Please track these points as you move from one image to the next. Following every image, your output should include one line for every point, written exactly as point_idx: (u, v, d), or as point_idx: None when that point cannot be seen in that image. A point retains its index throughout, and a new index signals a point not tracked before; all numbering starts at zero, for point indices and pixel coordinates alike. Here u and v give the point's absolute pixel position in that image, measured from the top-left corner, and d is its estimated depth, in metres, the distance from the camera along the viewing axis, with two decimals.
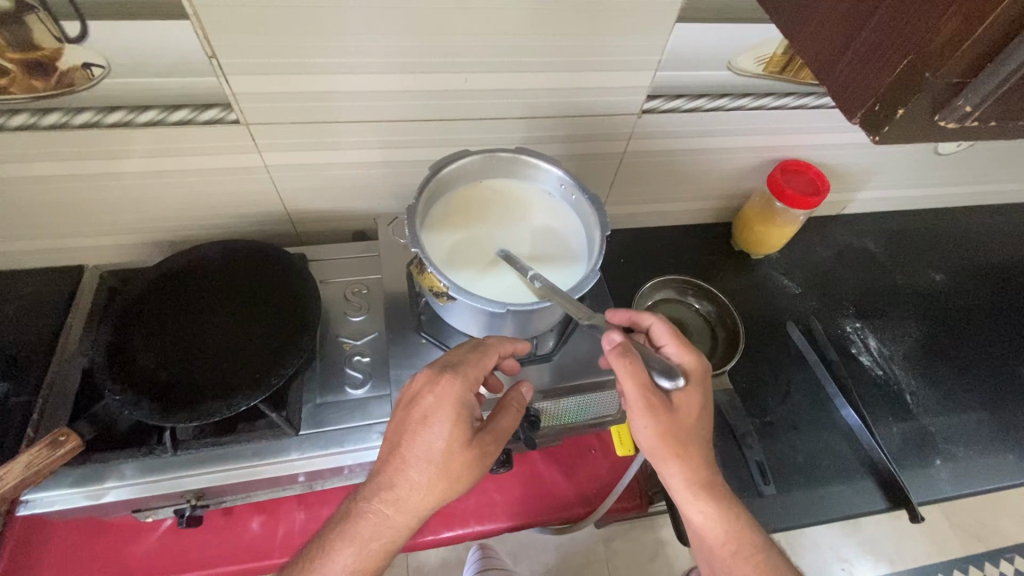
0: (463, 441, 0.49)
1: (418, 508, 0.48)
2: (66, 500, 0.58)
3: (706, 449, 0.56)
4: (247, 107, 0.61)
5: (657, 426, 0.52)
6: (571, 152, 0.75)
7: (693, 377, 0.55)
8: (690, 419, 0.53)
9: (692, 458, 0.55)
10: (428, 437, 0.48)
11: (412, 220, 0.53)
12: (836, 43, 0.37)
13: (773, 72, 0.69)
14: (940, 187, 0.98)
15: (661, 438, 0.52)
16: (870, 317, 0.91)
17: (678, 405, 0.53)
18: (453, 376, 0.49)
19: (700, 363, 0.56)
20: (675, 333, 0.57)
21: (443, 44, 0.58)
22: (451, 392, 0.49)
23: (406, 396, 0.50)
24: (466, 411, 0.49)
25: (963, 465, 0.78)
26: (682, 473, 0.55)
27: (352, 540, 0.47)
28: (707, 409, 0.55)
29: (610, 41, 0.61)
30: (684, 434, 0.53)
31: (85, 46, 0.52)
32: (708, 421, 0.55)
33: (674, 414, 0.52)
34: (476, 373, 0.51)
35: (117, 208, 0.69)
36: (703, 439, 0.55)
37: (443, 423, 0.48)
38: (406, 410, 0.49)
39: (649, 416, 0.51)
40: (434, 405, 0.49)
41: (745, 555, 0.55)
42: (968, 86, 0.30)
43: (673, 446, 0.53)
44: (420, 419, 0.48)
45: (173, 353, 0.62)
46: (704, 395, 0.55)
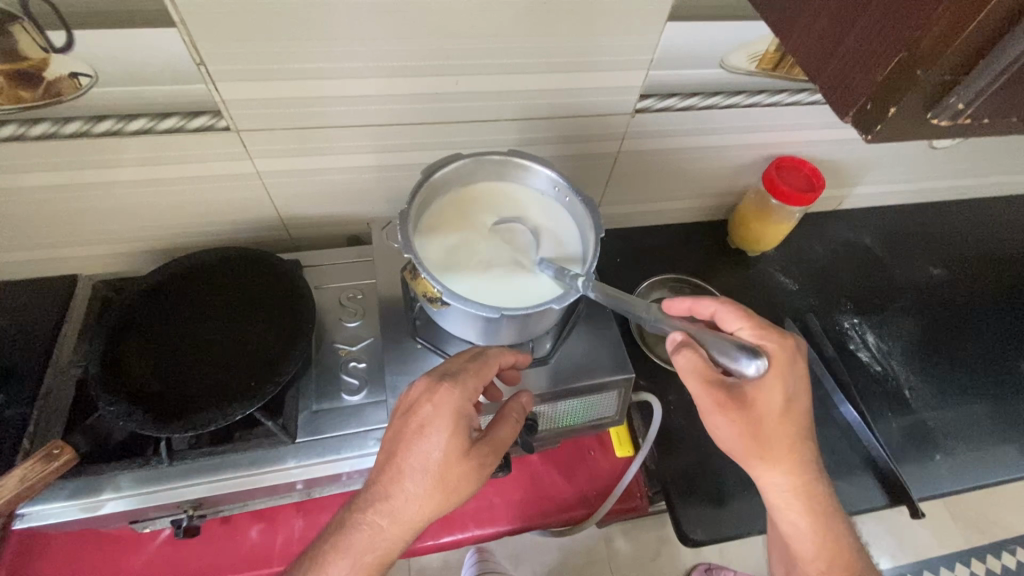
0: (461, 451, 0.48)
1: (414, 520, 0.48)
2: (61, 513, 0.57)
3: (799, 444, 0.52)
4: (237, 114, 0.60)
5: (737, 423, 0.51)
6: (565, 153, 0.75)
7: (777, 365, 0.51)
8: (772, 415, 0.51)
9: (782, 456, 0.52)
10: (426, 446, 0.48)
11: (405, 226, 0.53)
12: (827, 39, 0.37)
13: (766, 69, 0.69)
14: (937, 180, 0.98)
15: (743, 435, 0.51)
16: (868, 312, 0.90)
17: (757, 399, 0.51)
18: (451, 385, 0.49)
19: (786, 348, 0.52)
20: (752, 319, 0.55)
21: (433, 47, 0.58)
22: (450, 401, 0.49)
23: (404, 404, 0.50)
24: (463, 421, 0.49)
25: (963, 459, 0.78)
26: (771, 472, 0.52)
27: (347, 551, 0.47)
28: (797, 398, 0.52)
29: (602, 40, 0.61)
30: (768, 431, 0.51)
31: (72, 56, 0.52)
32: (801, 413, 0.52)
33: (753, 409, 0.51)
34: (475, 382, 0.51)
35: (109, 217, 0.68)
36: (795, 437, 0.52)
37: (440, 433, 0.48)
38: (403, 419, 0.49)
39: (723, 414, 0.51)
40: (432, 414, 0.48)
41: (831, 556, 0.54)
42: (959, 84, 0.30)
43: (756, 443, 0.52)
44: (417, 428, 0.48)
45: (167, 364, 0.61)
46: (791, 384, 0.51)
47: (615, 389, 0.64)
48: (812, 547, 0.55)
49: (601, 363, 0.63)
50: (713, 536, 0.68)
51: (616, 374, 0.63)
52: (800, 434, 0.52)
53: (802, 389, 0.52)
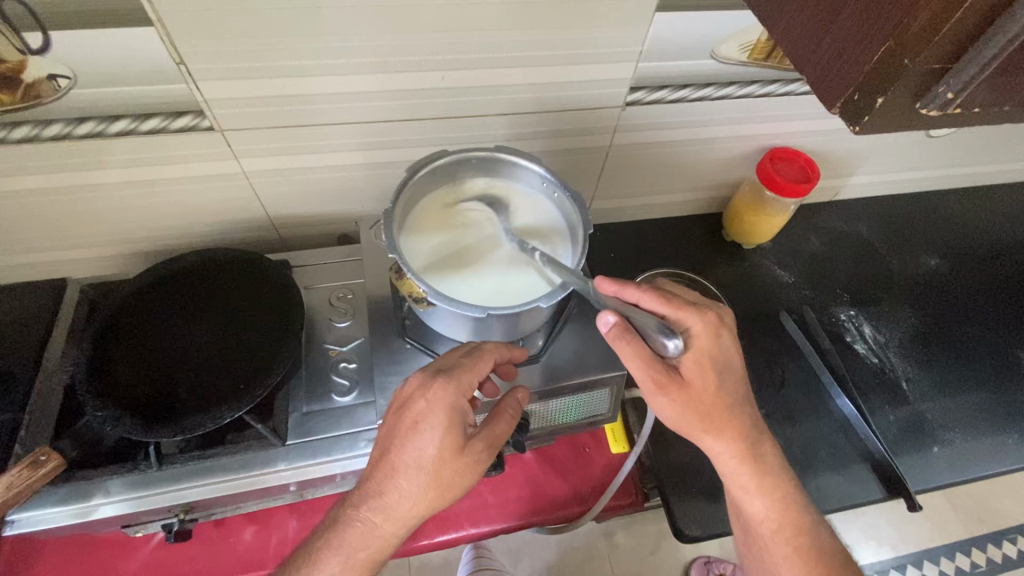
0: (456, 447, 0.48)
1: (407, 516, 0.47)
2: (52, 519, 0.57)
3: (739, 413, 0.53)
4: (220, 113, 0.59)
5: (677, 402, 0.50)
6: (556, 147, 0.74)
7: (704, 338, 0.51)
8: (710, 388, 0.51)
9: (725, 427, 0.52)
10: (420, 443, 0.47)
11: (389, 226, 0.52)
12: (815, 27, 0.35)
13: (758, 59, 0.67)
14: (934, 169, 0.97)
15: (685, 412, 0.51)
16: (865, 304, 0.90)
17: (693, 375, 0.50)
18: (445, 380, 0.48)
19: (710, 319, 0.52)
20: (673, 298, 0.52)
21: (418, 42, 0.57)
22: (444, 398, 0.48)
23: (398, 400, 0.49)
24: (458, 418, 0.48)
25: (960, 451, 0.77)
26: (718, 443, 0.53)
27: (339, 548, 0.47)
28: (729, 367, 0.52)
29: (590, 33, 0.59)
30: (708, 404, 0.51)
31: (49, 57, 0.51)
32: (732, 381, 0.52)
33: (689, 387, 0.50)
34: (470, 377, 0.50)
35: (95, 220, 0.68)
36: (734, 407, 0.52)
37: (435, 430, 0.47)
38: (398, 415, 0.48)
39: (665, 394, 0.50)
40: (426, 410, 0.47)
41: (786, 524, 0.55)
42: (949, 73, 0.29)
43: (698, 417, 0.51)
44: (411, 425, 0.47)
45: (155, 368, 0.61)
46: (719, 354, 0.51)
47: (607, 386, 0.64)
48: (766, 514, 0.55)
49: (593, 361, 0.63)
50: (708, 531, 0.68)
51: (608, 371, 0.62)
52: (736, 402, 0.52)
53: (731, 357, 0.52)
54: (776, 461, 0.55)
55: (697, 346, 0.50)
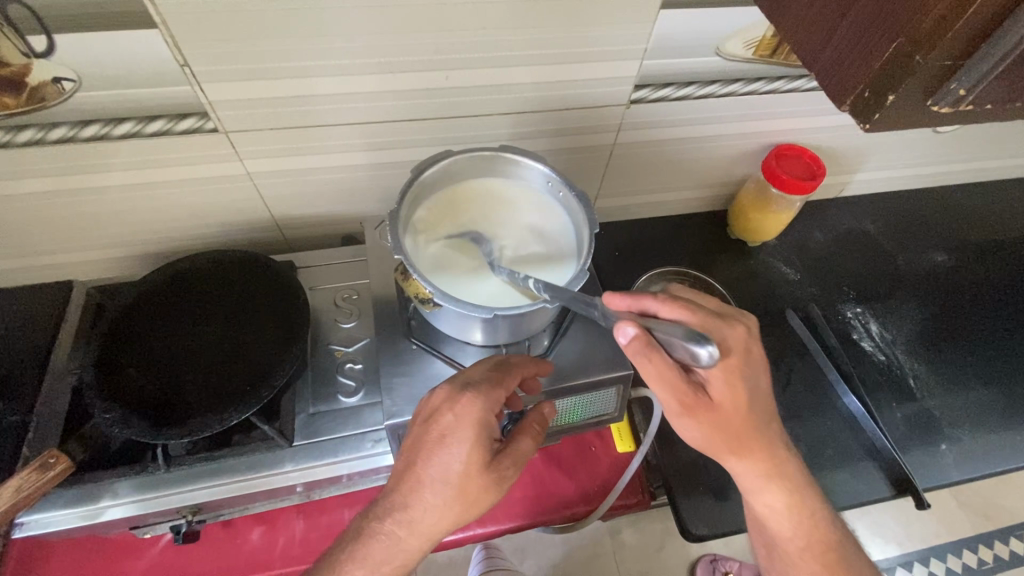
0: (484, 462, 0.47)
1: (430, 530, 0.48)
2: (61, 521, 0.57)
3: (766, 433, 0.52)
4: (225, 115, 0.59)
5: (704, 424, 0.49)
6: (560, 146, 0.74)
7: (733, 355, 0.48)
8: (739, 409, 0.49)
9: (754, 448, 0.51)
10: (446, 457, 0.47)
11: (395, 227, 0.52)
12: (824, 24, 0.35)
13: (763, 55, 0.67)
14: (940, 165, 0.96)
15: (711, 434, 0.49)
16: (871, 301, 0.89)
17: (721, 395, 0.48)
18: (475, 395, 0.48)
19: (736, 333, 0.49)
20: (697, 310, 0.49)
21: (421, 42, 0.57)
22: (472, 412, 0.47)
23: (425, 411, 0.49)
24: (485, 432, 0.48)
25: (968, 448, 0.77)
26: (744, 464, 0.52)
27: (363, 562, 0.47)
28: (756, 386, 0.50)
29: (594, 31, 0.59)
30: (736, 427, 0.49)
31: (54, 60, 0.51)
32: (759, 398, 0.50)
33: (718, 408, 0.48)
34: (498, 392, 0.49)
35: (101, 222, 0.68)
36: (762, 428, 0.51)
37: (461, 444, 0.47)
38: (425, 427, 0.48)
39: (690, 415, 0.48)
40: (453, 424, 0.47)
41: (814, 544, 0.56)
42: (961, 69, 0.29)
43: (724, 438, 0.50)
44: (438, 438, 0.47)
45: (163, 370, 0.61)
46: (748, 371, 0.49)
47: (614, 386, 0.63)
48: (793, 532, 0.56)
49: (599, 361, 0.62)
50: (715, 530, 0.68)
51: (614, 371, 0.62)
52: (763, 422, 0.51)
53: (759, 372, 0.50)
54: (803, 479, 0.55)
55: (726, 365, 0.48)
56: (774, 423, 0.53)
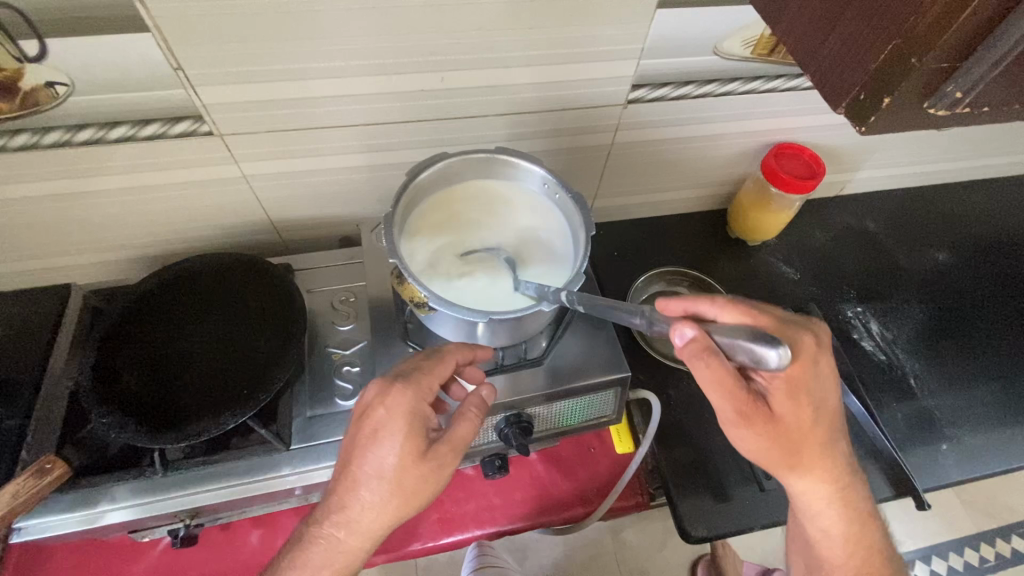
0: (417, 454, 0.47)
1: (371, 528, 0.47)
2: (60, 525, 0.57)
3: (828, 452, 0.52)
4: (220, 118, 0.59)
5: (762, 434, 0.49)
6: (558, 147, 0.73)
7: (799, 365, 0.49)
8: (801, 422, 0.50)
9: (813, 465, 0.52)
10: (379, 453, 0.47)
11: (390, 230, 0.52)
12: (819, 24, 0.35)
13: (761, 54, 0.67)
14: (942, 162, 0.96)
15: (770, 446, 0.50)
16: (871, 300, 0.89)
17: (784, 407, 0.49)
18: (402, 385, 0.48)
19: (806, 344, 0.50)
20: (762, 316, 0.50)
21: (416, 44, 0.57)
22: (403, 403, 0.47)
23: (357, 408, 0.49)
24: (417, 424, 0.47)
25: (970, 448, 0.76)
26: (803, 480, 0.53)
27: (304, 567, 0.47)
28: (822, 402, 0.51)
29: (590, 31, 0.59)
30: (796, 440, 0.50)
31: (47, 65, 0.51)
32: (822, 412, 0.51)
33: (779, 419, 0.49)
34: (427, 382, 0.49)
35: (97, 226, 0.68)
36: (824, 447, 0.52)
37: (394, 438, 0.47)
38: (357, 425, 0.48)
39: (748, 425, 0.49)
40: (385, 418, 0.47)
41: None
42: (957, 71, 0.28)
43: (784, 453, 0.50)
44: (370, 434, 0.47)
45: (158, 373, 0.61)
46: (812, 384, 0.50)
47: (612, 388, 0.63)
48: (844, 563, 0.57)
49: (598, 363, 0.62)
50: (716, 532, 0.67)
51: (611, 373, 0.61)
52: (825, 436, 0.52)
53: (824, 388, 0.51)
54: (862, 506, 0.56)
55: (790, 375, 0.49)
56: (837, 440, 0.53)
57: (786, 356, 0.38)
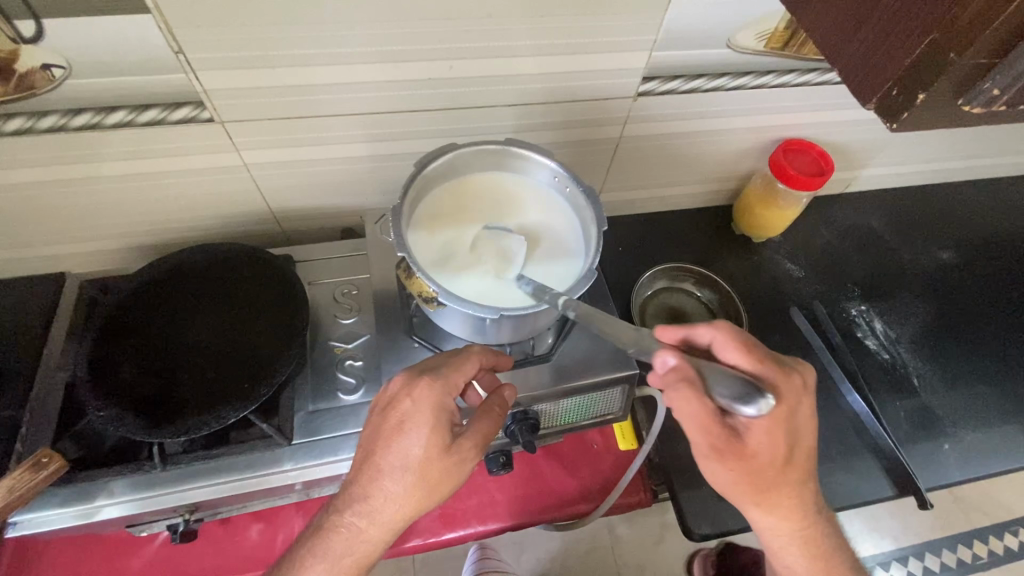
0: (443, 446, 0.46)
1: (392, 520, 0.46)
2: (55, 520, 0.56)
3: (800, 491, 0.50)
4: (221, 105, 0.57)
5: (734, 470, 0.47)
6: (565, 139, 0.72)
7: (784, 406, 0.47)
8: (774, 463, 0.48)
9: (781, 506, 0.50)
10: (405, 444, 0.46)
11: (399, 222, 0.51)
12: (848, 17, 0.34)
13: (774, 48, 0.66)
14: (948, 161, 0.95)
15: (739, 482, 0.48)
16: (875, 299, 0.88)
17: (759, 446, 0.47)
18: (431, 378, 0.48)
19: (790, 384, 0.49)
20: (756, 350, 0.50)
21: (425, 30, 0.55)
22: (431, 397, 0.47)
23: (384, 398, 0.48)
24: (443, 416, 0.47)
25: (971, 448, 0.76)
26: (768, 517, 0.51)
27: (324, 556, 0.46)
28: (799, 443, 0.49)
29: (603, 21, 0.58)
30: (767, 479, 0.48)
31: (43, 46, 0.49)
32: (800, 451, 0.49)
33: (754, 458, 0.47)
34: (454, 377, 0.49)
35: (94, 214, 0.66)
36: (796, 487, 0.50)
37: (420, 430, 0.46)
38: (383, 415, 0.48)
39: (719, 461, 0.47)
40: (412, 410, 0.47)
41: None
42: (996, 68, 0.28)
43: (750, 490, 0.49)
44: (396, 425, 0.46)
45: (158, 366, 0.60)
46: (793, 424, 0.48)
47: (619, 386, 0.62)
48: None
49: (605, 359, 0.61)
50: (719, 530, 0.67)
51: (619, 371, 0.61)
52: (800, 473, 0.50)
53: (806, 428, 0.49)
54: (830, 546, 0.53)
55: (774, 415, 0.47)
56: (809, 480, 0.51)
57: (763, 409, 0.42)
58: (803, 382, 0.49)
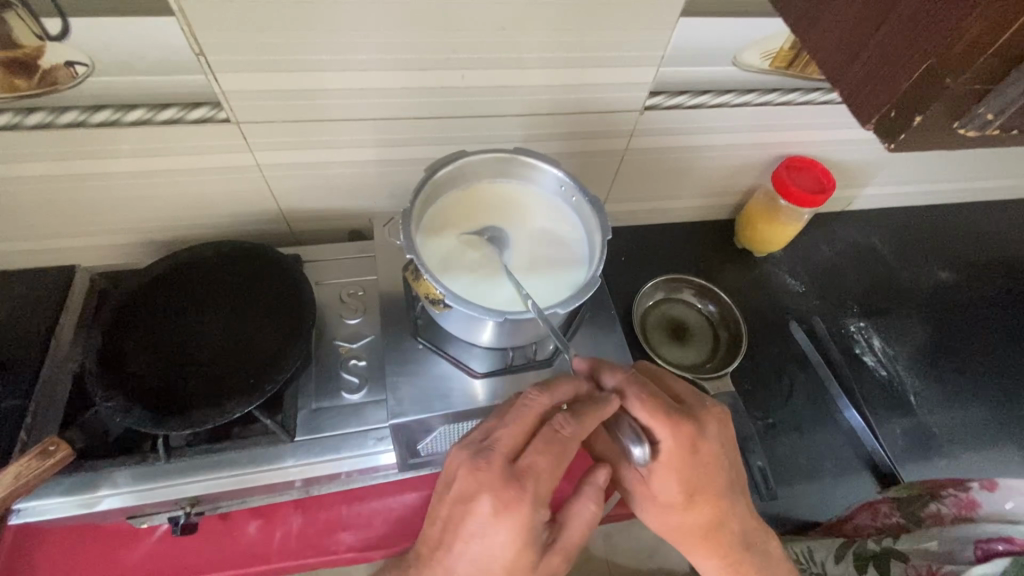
0: (530, 559, 0.44)
1: None
2: (58, 508, 0.57)
3: (713, 530, 0.53)
4: (238, 106, 0.59)
5: (644, 501, 0.53)
6: (571, 150, 0.73)
7: (670, 455, 0.48)
8: (675, 502, 0.51)
9: (695, 544, 0.54)
10: (485, 550, 0.44)
11: (408, 226, 0.52)
12: (849, 41, 0.35)
13: (779, 67, 0.67)
14: (946, 183, 0.97)
15: (656, 514, 0.53)
16: (874, 316, 0.89)
17: (658, 488, 0.51)
18: (520, 492, 0.43)
19: (681, 435, 0.48)
20: (656, 401, 0.48)
21: (439, 39, 0.56)
22: (521, 519, 0.43)
23: (464, 492, 0.44)
24: (532, 535, 0.43)
25: (965, 467, 0.77)
26: (692, 550, 0.55)
27: None
28: (698, 488, 0.50)
29: (613, 36, 0.59)
30: (674, 514, 0.52)
31: (68, 44, 0.50)
32: (701, 495, 0.51)
33: (655, 495, 0.52)
34: (546, 484, 0.44)
35: (107, 209, 0.67)
36: (707, 527, 0.53)
37: (506, 545, 0.43)
38: (462, 509, 0.44)
39: (633, 491, 0.54)
40: (495, 524, 0.43)
41: None
42: (989, 94, 0.29)
43: (667, 524, 0.53)
44: (478, 529, 0.43)
45: (167, 359, 0.61)
46: (689, 472, 0.49)
47: None
48: None
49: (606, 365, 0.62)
50: None
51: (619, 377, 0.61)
52: (702, 512, 0.52)
53: (706, 472, 0.50)
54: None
55: (661, 461, 0.49)
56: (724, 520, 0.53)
57: (643, 454, 0.47)
58: (694, 435, 0.48)
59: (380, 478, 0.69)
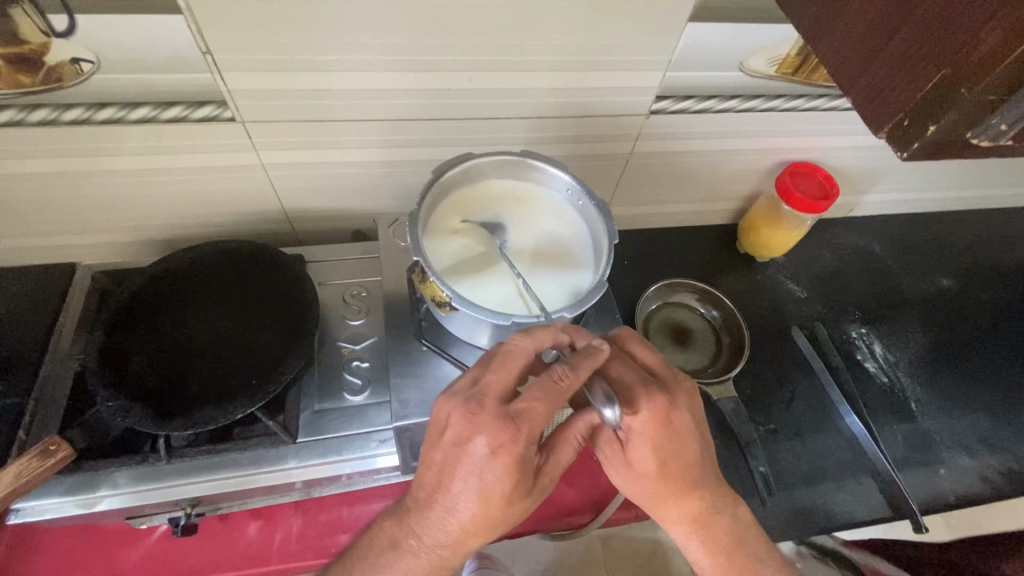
0: (523, 490, 0.45)
1: (449, 546, 0.47)
2: (56, 509, 0.57)
3: (691, 501, 0.52)
4: (243, 104, 0.58)
5: (623, 476, 0.53)
6: (577, 153, 0.73)
7: (645, 424, 0.48)
8: (652, 474, 0.50)
9: (674, 518, 0.53)
10: (477, 489, 0.44)
11: (415, 227, 0.52)
12: (864, 48, 0.35)
13: (785, 74, 0.67)
14: (947, 190, 0.97)
15: (635, 490, 0.53)
16: (876, 323, 0.90)
17: (635, 459, 0.50)
18: (516, 433, 0.43)
19: (654, 405, 0.48)
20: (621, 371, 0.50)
21: (447, 42, 0.56)
22: (513, 455, 0.43)
23: (460, 434, 0.44)
24: (523, 468, 0.44)
25: (964, 472, 0.77)
26: (672, 524, 0.54)
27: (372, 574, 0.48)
28: (675, 459, 0.50)
29: (622, 40, 0.59)
30: (652, 488, 0.51)
31: (74, 41, 0.50)
32: (677, 466, 0.50)
33: (633, 467, 0.51)
34: (538, 425, 0.44)
35: (110, 206, 0.67)
36: (685, 500, 0.52)
37: (497, 482, 0.43)
38: (456, 449, 0.44)
39: (610, 467, 0.53)
40: (488, 462, 0.43)
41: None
42: (1004, 104, 0.29)
43: (645, 499, 0.53)
44: (471, 469, 0.44)
45: (167, 358, 0.61)
46: (665, 442, 0.49)
47: None
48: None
49: None
50: None
51: None
52: (678, 484, 0.51)
53: (683, 442, 0.50)
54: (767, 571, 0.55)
55: (635, 429, 0.48)
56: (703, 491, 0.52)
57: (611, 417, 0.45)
58: (667, 404, 0.49)
59: (381, 480, 0.69)
